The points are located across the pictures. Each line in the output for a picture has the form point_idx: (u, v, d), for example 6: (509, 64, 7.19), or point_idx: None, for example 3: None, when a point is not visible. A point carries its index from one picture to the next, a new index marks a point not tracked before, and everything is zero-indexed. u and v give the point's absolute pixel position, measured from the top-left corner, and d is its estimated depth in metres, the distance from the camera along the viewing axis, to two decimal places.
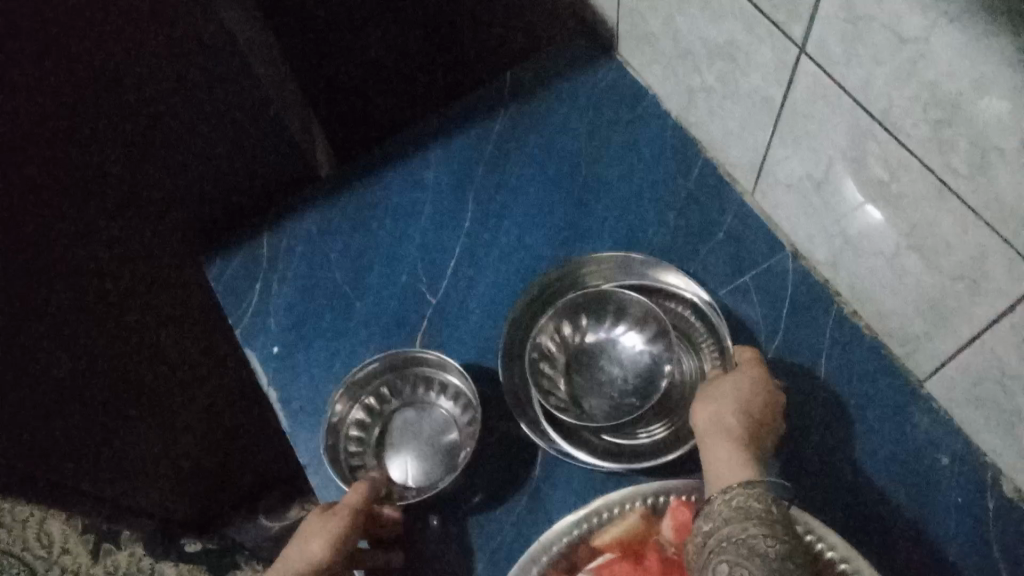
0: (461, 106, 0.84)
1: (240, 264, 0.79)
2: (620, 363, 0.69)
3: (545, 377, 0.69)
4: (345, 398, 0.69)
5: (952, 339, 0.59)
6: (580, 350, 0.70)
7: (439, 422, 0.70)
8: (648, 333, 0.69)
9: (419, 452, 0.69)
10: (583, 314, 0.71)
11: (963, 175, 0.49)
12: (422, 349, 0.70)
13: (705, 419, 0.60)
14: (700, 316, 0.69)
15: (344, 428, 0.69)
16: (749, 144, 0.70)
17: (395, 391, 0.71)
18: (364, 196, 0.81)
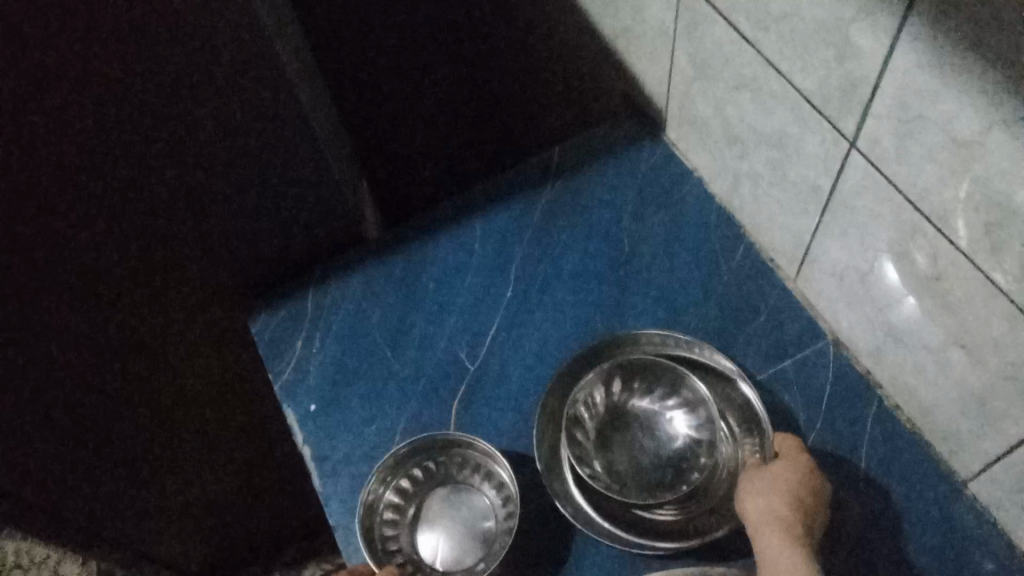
0: (508, 180, 0.86)
1: (284, 321, 0.80)
2: (656, 441, 0.69)
3: (575, 442, 0.69)
4: (382, 473, 0.69)
5: (998, 439, 0.58)
6: (623, 415, 0.71)
7: (477, 508, 0.69)
8: (693, 416, 0.69)
9: (451, 535, 0.68)
10: (633, 379, 0.71)
11: (1013, 276, 0.49)
12: (467, 436, 0.69)
13: (753, 509, 0.61)
14: (746, 414, 0.68)
15: (378, 504, 0.69)
16: (794, 231, 0.70)
17: (436, 473, 0.70)
18: (408, 261, 0.82)
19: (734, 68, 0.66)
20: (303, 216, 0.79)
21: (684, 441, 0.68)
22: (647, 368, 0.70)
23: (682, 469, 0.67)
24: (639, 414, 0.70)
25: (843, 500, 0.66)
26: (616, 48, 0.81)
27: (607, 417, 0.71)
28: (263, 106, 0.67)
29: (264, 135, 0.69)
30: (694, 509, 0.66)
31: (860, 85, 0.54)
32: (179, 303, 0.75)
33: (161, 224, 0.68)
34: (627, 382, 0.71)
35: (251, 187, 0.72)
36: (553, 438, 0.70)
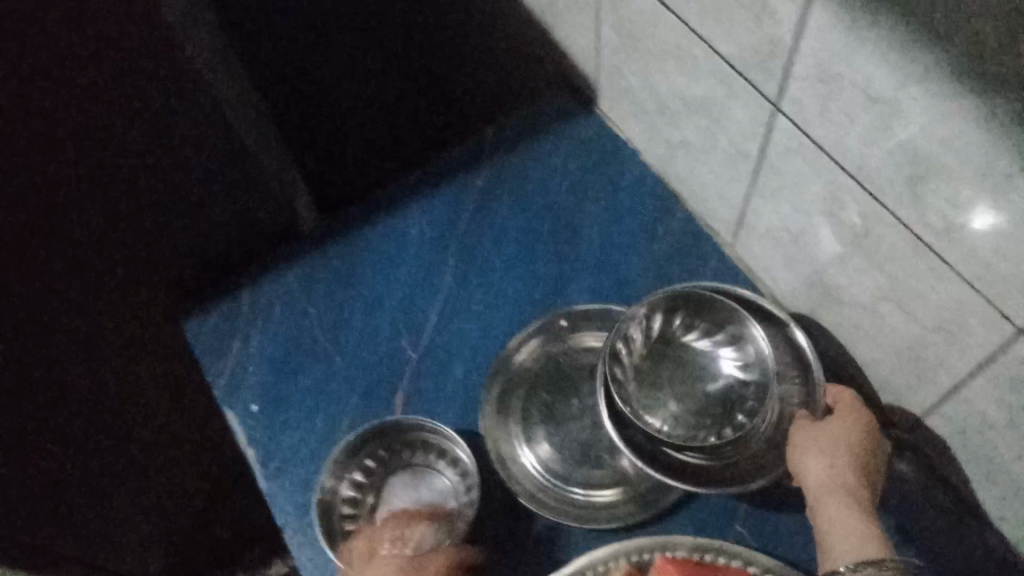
0: (442, 160, 0.84)
1: (221, 319, 0.77)
2: (693, 377, 0.67)
3: (614, 379, 0.65)
4: (339, 464, 0.67)
5: (931, 389, 0.59)
6: (665, 350, 0.68)
7: (437, 491, 0.67)
8: (736, 351, 0.66)
9: (415, 517, 0.66)
10: (678, 313, 0.68)
11: (934, 229, 0.50)
12: (428, 420, 0.68)
13: (815, 471, 0.60)
14: (800, 364, 0.65)
15: (336, 492, 0.67)
16: (728, 198, 0.70)
17: (396, 456, 0.69)
18: (345, 251, 0.80)
19: (660, 37, 0.65)
20: (234, 202, 0.77)
21: (726, 379, 0.66)
22: (694, 302, 0.67)
23: (728, 409, 0.65)
24: (686, 349, 0.68)
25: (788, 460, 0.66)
26: (543, 21, 0.80)
27: (645, 351, 0.67)
28: (175, 93, 0.64)
29: (183, 122, 0.67)
30: (731, 455, 0.63)
31: (779, 48, 0.53)
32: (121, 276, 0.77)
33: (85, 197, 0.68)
34: (667, 316, 0.68)
35: (176, 172, 0.70)
36: (500, 419, 0.70)
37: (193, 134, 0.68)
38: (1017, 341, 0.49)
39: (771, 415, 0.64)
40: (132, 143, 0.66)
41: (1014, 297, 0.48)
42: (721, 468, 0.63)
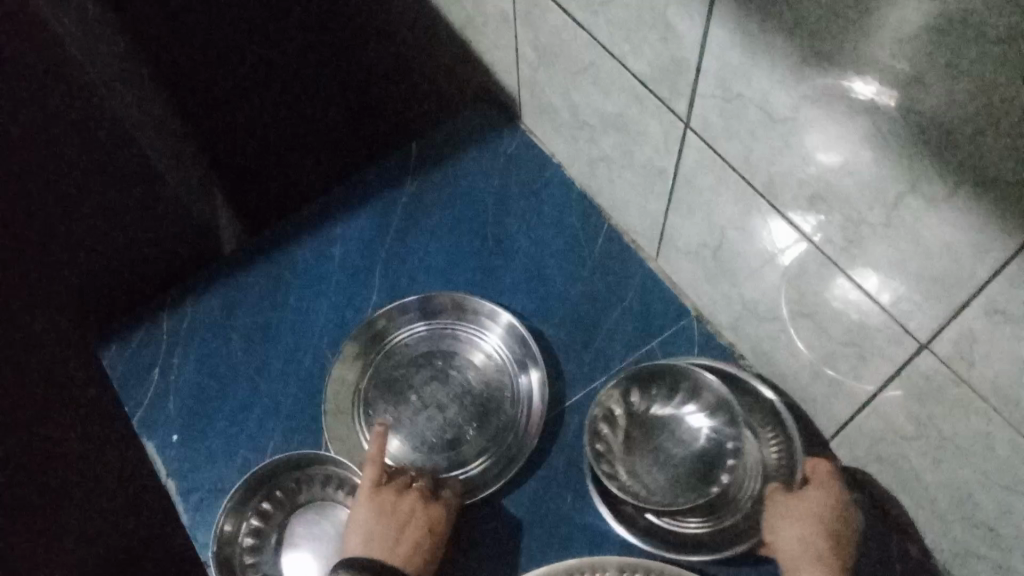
0: (364, 178, 0.83)
1: (136, 351, 0.75)
2: (679, 446, 0.67)
3: (599, 438, 0.66)
4: (236, 504, 0.65)
5: (845, 400, 0.60)
6: (650, 421, 0.68)
7: (342, 522, 0.66)
8: (705, 410, 0.67)
9: (319, 556, 0.65)
10: (658, 385, 0.68)
11: (837, 245, 0.51)
12: (326, 453, 0.66)
13: (785, 541, 0.61)
14: (773, 423, 0.67)
15: (235, 535, 0.64)
16: (649, 212, 0.71)
17: (297, 492, 0.67)
18: (265, 273, 0.78)
19: (574, 55, 0.65)
20: (157, 235, 0.75)
21: (705, 441, 0.67)
22: (681, 379, 0.68)
23: (709, 475, 0.66)
24: (670, 420, 0.68)
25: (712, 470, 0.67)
26: (464, 36, 0.79)
27: (636, 419, 0.68)
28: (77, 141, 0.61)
29: (94, 168, 0.64)
30: (723, 518, 0.64)
31: (684, 68, 0.54)
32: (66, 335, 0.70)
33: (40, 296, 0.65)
34: (645, 391, 0.68)
35: (87, 209, 0.66)
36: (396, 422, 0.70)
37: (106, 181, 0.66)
38: (920, 354, 0.50)
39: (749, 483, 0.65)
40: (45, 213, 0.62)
41: (914, 314, 0.48)
42: (711, 536, 0.64)
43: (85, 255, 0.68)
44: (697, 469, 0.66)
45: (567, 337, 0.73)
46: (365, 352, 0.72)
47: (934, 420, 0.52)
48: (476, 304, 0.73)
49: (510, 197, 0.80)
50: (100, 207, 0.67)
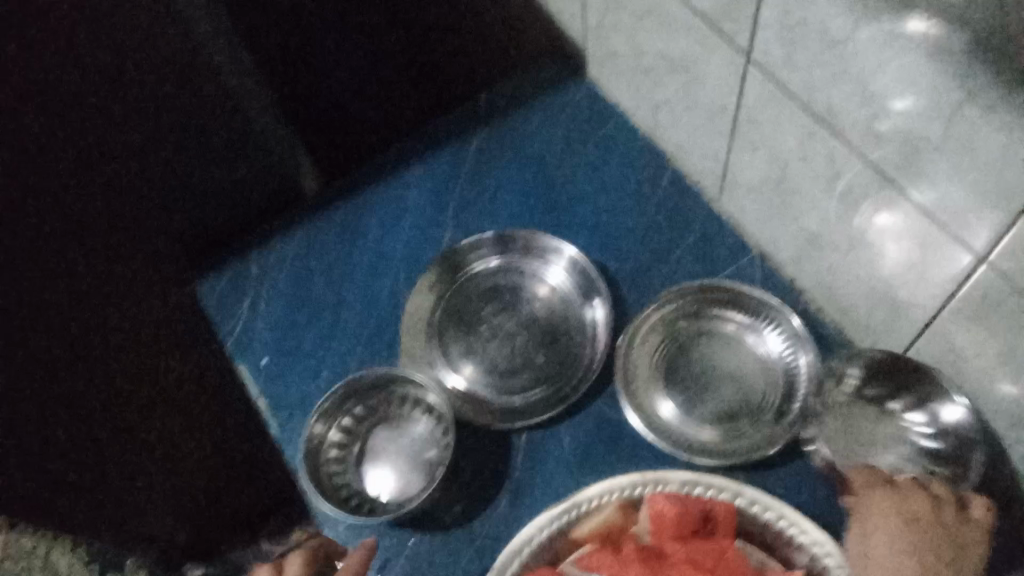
0: (434, 129, 0.87)
1: (231, 281, 0.81)
2: (891, 444, 0.63)
3: (643, 345, 0.71)
4: (329, 411, 0.71)
5: (904, 325, 0.62)
6: (703, 336, 0.71)
7: (416, 439, 0.71)
8: (768, 343, 0.70)
9: (394, 469, 0.70)
10: (720, 305, 0.71)
11: (897, 164, 0.52)
12: (400, 371, 0.71)
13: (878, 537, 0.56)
14: (794, 341, 0.69)
15: (324, 437, 0.71)
16: (711, 151, 0.73)
17: (373, 412, 0.72)
18: (345, 215, 0.83)
19: None
20: (250, 181, 0.79)
21: (754, 364, 0.70)
22: (751, 304, 0.70)
23: (746, 396, 0.68)
24: (725, 338, 0.71)
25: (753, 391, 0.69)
26: None
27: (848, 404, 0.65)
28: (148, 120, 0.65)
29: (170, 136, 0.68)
30: (739, 435, 0.67)
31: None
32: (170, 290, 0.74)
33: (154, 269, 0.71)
34: (702, 307, 0.71)
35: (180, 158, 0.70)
36: (469, 350, 0.74)
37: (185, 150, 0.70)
38: (978, 269, 0.52)
39: (779, 405, 0.68)
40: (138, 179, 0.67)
41: (974, 228, 0.50)
42: (737, 451, 0.66)
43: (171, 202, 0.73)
44: (903, 466, 0.62)
45: (629, 272, 0.76)
46: (440, 284, 0.77)
47: (994, 337, 0.53)
48: (545, 243, 0.76)
49: (574, 143, 0.83)
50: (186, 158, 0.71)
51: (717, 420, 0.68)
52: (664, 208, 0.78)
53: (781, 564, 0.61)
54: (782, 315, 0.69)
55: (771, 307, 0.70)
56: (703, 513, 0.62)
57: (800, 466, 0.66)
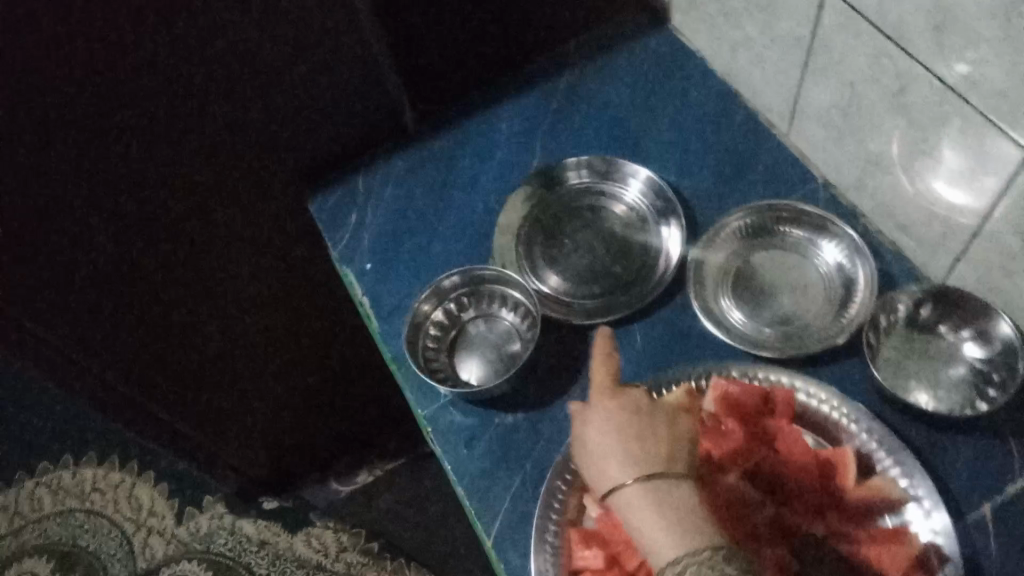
0: (527, 72, 0.95)
1: (340, 197, 0.91)
2: (948, 360, 0.69)
3: (714, 256, 0.78)
4: (436, 295, 0.80)
5: (960, 233, 0.67)
6: (768, 251, 0.78)
7: (503, 331, 0.79)
8: (827, 258, 0.76)
9: (483, 357, 0.78)
10: (786, 224, 0.78)
11: (958, 70, 0.59)
12: (491, 270, 0.80)
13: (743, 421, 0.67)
14: (853, 256, 0.75)
15: (429, 315, 0.80)
16: (784, 85, 0.79)
17: (466, 307, 0.81)
18: (444, 144, 0.92)
19: None
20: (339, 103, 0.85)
21: (816, 276, 0.76)
22: (814, 222, 0.77)
23: (805, 303, 0.75)
24: (788, 252, 0.78)
25: (813, 300, 0.75)
26: None
27: (901, 332, 0.71)
28: (180, 80, 0.70)
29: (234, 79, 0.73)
30: (798, 336, 0.74)
31: None
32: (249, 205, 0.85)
33: (141, 256, 0.79)
34: (769, 225, 0.78)
35: (303, 85, 0.79)
36: (554, 261, 0.83)
37: (259, 81, 0.76)
38: None
39: (836, 311, 0.74)
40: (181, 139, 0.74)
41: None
42: (798, 348, 0.72)
43: (289, 121, 0.82)
44: (961, 377, 0.68)
45: (703, 197, 0.82)
46: (532, 198, 0.85)
47: None
48: (627, 168, 0.84)
49: (655, 85, 0.91)
50: (311, 86, 0.80)
51: (780, 324, 0.75)
52: (736, 142, 0.85)
53: (831, 444, 0.67)
54: (841, 232, 0.76)
55: (832, 226, 0.76)
56: (765, 395, 0.68)
57: (858, 365, 0.71)
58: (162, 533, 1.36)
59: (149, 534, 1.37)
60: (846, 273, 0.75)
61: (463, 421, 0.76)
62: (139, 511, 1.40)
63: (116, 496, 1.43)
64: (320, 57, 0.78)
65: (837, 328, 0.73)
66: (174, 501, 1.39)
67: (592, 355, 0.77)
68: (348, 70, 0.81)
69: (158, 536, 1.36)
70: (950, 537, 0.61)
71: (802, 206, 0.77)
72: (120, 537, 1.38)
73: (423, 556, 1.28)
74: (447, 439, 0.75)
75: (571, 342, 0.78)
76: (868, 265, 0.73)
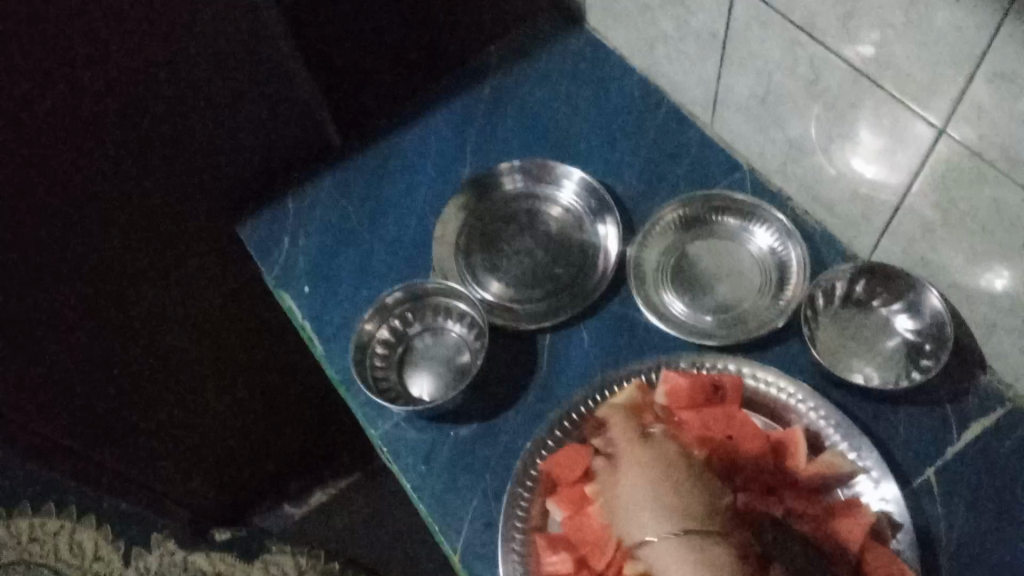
0: (450, 79, 0.95)
1: (270, 221, 0.88)
2: (878, 333, 0.72)
3: (651, 251, 0.79)
4: (380, 314, 0.79)
5: (881, 210, 0.70)
6: (704, 240, 0.80)
7: (451, 342, 0.79)
8: (761, 243, 0.78)
9: (433, 372, 0.78)
10: (719, 213, 0.80)
11: (867, 57, 0.61)
12: (433, 282, 0.79)
13: (695, 410, 0.69)
14: (785, 240, 0.77)
15: (373, 335, 0.79)
16: (704, 78, 0.81)
17: (411, 321, 0.80)
18: (372, 158, 0.91)
19: None
20: (262, 125, 0.83)
21: (751, 261, 0.78)
22: (745, 209, 0.79)
23: (743, 289, 0.77)
24: (723, 240, 0.79)
25: (750, 285, 0.77)
26: None
27: (836, 308, 0.73)
28: (88, 107, 0.67)
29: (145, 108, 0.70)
30: (739, 321, 0.76)
31: None
32: (172, 227, 0.83)
33: (66, 294, 0.76)
34: (703, 215, 0.80)
35: (219, 102, 0.77)
36: (495, 268, 0.83)
37: (173, 103, 0.73)
38: (939, 141, 0.60)
39: (773, 294, 0.76)
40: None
41: (931, 100, 0.59)
42: (740, 333, 0.74)
43: (208, 140, 0.80)
44: (893, 348, 0.71)
45: (635, 192, 0.84)
46: (467, 207, 0.85)
47: (955, 202, 0.63)
48: (558, 169, 0.84)
49: (578, 85, 0.91)
50: (229, 103, 0.78)
51: (720, 312, 0.77)
52: (662, 136, 0.86)
53: (779, 425, 0.69)
54: (772, 216, 0.78)
55: (763, 212, 0.78)
56: (714, 384, 0.69)
57: (797, 345, 0.74)
58: None
59: None
60: (780, 257, 0.77)
61: (418, 439, 0.75)
62: (83, 557, 1.35)
63: (57, 545, 1.36)
64: (235, 74, 0.76)
65: (774, 310, 0.75)
66: (120, 543, 1.34)
67: (543, 358, 0.77)
68: (265, 87, 0.80)
69: None
70: (899, 503, 0.64)
71: (732, 194, 0.78)
72: None
73: None
74: (402, 458, 0.74)
75: (519, 347, 0.78)
76: (799, 248, 0.76)
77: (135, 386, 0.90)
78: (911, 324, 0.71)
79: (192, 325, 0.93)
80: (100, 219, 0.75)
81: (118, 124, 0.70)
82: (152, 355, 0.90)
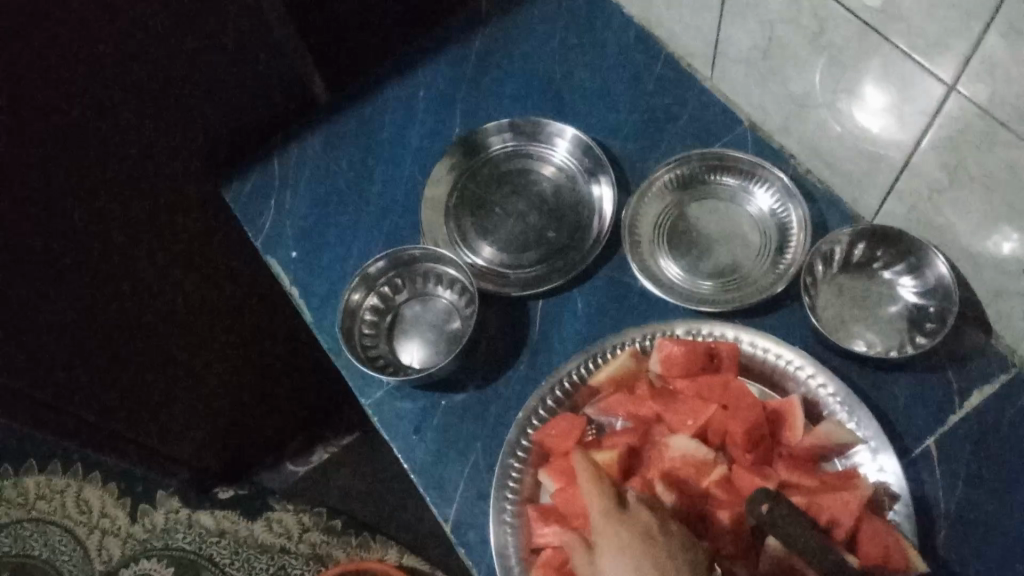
0: (439, 31, 0.91)
1: (255, 183, 0.86)
2: (879, 297, 0.70)
3: (647, 213, 0.77)
4: (365, 281, 0.77)
5: (886, 170, 0.67)
6: (701, 201, 0.77)
7: (442, 309, 0.77)
8: (760, 203, 0.76)
9: (423, 339, 0.76)
10: (717, 172, 0.77)
11: (875, 8, 0.57)
12: (420, 248, 0.77)
13: (689, 378, 0.67)
14: (786, 200, 0.74)
15: (361, 303, 0.77)
16: (703, 29, 0.77)
17: (400, 288, 0.78)
18: (358, 116, 0.88)
19: None
20: (244, 85, 0.80)
21: (750, 222, 0.76)
22: (744, 168, 0.76)
23: (741, 251, 0.75)
24: (721, 201, 0.77)
25: (748, 247, 0.75)
26: None
27: (836, 272, 0.71)
28: (67, 77, 0.64)
29: (118, 72, 0.67)
30: (737, 286, 0.73)
31: None
32: (167, 199, 0.80)
33: (67, 274, 0.74)
34: (700, 174, 0.77)
35: (202, 65, 0.74)
36: (486, 231, 0.80)
37: (154, 68, 0.70)
38: (948, 98, 0.57)
39: (773, 256, 0.74)
40: (68, 144, 0.68)
41: (940, 55, 0.55)
42: (737, 298, 0.72)
43: (192, 105, 0.77)
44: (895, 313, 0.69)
45: (631, 150, 0.80)
46: (457, 168, 0.82)
47: (963, 162, 0.59)
48: (550, 127, 0.81)
49: (573, 36, 0.87)
50: (211, 65, 0.75)
51: (718, 275, 0.74)
52: (660, 90, 0.83)
53: (776, 393, 0.68)
54: (773, 175, 0.75)
55: (763, 171, 0.75)
56: (709, 352, 0.68)
57: (797, 309, 0.71)
58: (118, 534, 1.29)
59: (103, 536, 1.30)
60: (780, 218, 0.75)
61: (409, 408, 0.74)
62: (90, 513, 1.32)
63: (64, 501, 1.34)
64: (216, 34, 0.72)
65: (773, 273, 0.73)
66: (125, 500, 1.31)
67: (536, 324, 0.75)
68: (244, 46, 0.76)
69: (114, 537, 1.30)
70: (897, 475, 0.62)
71: (731, 153, 0.75)
72: (72, 541, 1.31)
73: (388, 529, 1.26)
74: (393, 427, 0.73)
75: (511, 313, 0.76)
76: (800, 209, 0.73)
77: (141, 360, 0.88)
78: (914, 289, 0.69)
79: (195, 296, 0.90)
80: (93, 195, 0.72)
81: (100, 94, 0.67)
82: (160, 329, 0.88)
